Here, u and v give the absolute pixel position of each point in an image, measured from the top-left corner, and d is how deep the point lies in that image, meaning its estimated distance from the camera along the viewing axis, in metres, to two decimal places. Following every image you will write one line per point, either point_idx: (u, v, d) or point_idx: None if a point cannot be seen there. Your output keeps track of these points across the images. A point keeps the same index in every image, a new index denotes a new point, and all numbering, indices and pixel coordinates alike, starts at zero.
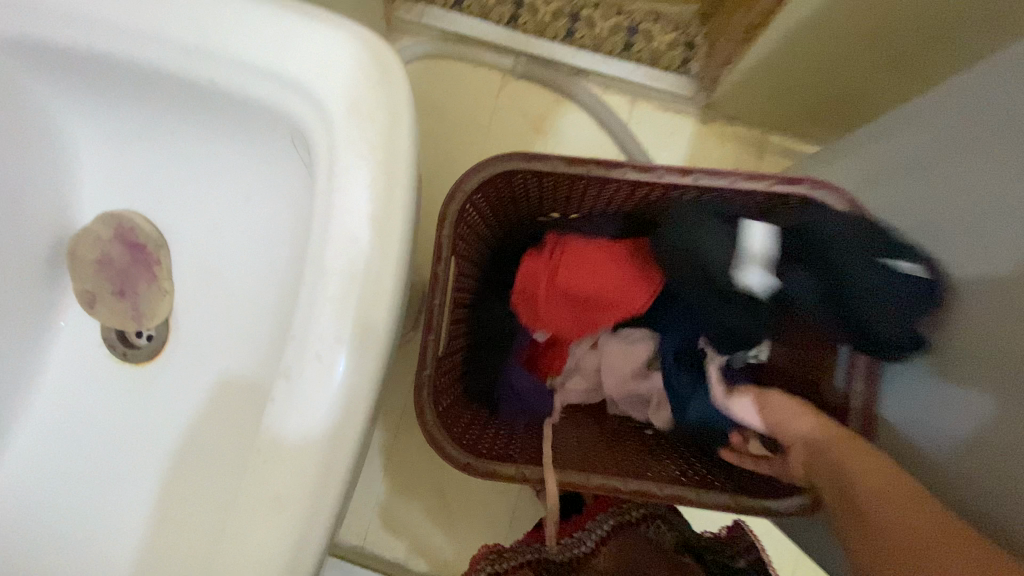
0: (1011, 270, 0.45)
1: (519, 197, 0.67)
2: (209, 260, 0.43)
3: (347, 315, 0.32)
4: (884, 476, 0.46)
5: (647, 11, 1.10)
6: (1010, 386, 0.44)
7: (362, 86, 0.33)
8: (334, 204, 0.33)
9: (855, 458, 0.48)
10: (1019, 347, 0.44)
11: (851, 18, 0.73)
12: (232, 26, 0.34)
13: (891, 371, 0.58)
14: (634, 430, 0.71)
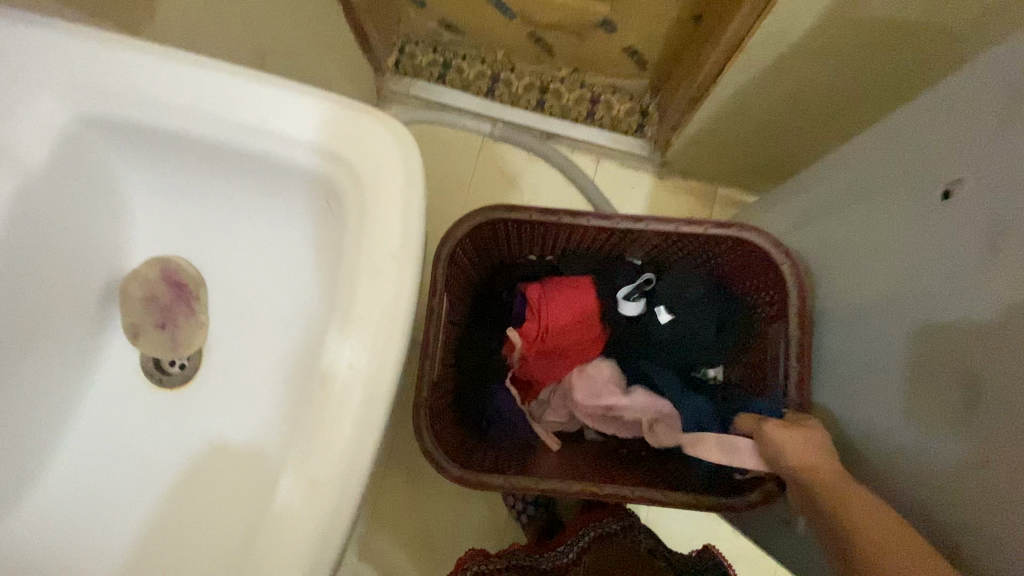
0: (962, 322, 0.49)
1: (501, 242, 0.77)
2: (244, 297, 0.51)
3: (372, 335, 0.41)
4: (885, 532, 0.49)
5: (606, 84, 1.27)
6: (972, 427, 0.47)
7: (383, 148, 0.42)
8: (363, 244, 0.42)
9: (856, 509, 0.51)
10: (982, 399, 0.47)
11: (770, 94, 0.89)
12: (280, 108, 0.43)
13: (863, 408, 0.62)
14: (610, 449, 0.79)
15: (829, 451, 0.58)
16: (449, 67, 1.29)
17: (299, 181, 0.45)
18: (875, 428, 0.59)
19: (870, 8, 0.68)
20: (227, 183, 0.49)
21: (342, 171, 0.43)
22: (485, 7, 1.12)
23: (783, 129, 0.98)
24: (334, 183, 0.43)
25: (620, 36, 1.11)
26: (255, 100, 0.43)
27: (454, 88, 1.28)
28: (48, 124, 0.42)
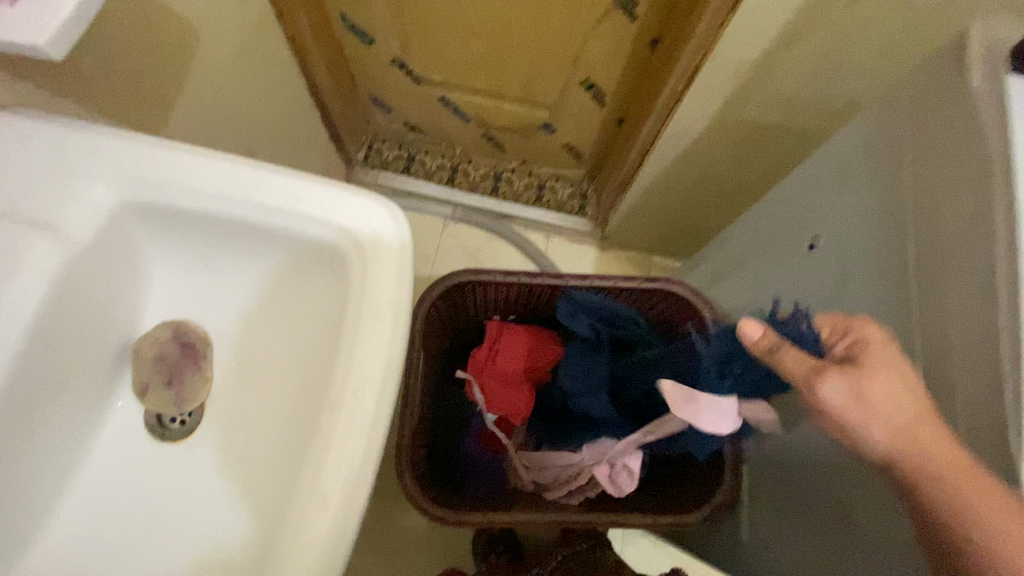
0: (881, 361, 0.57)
1: (469, 303, 0.88)
2: (251, 352, 0.58)
3: (373, 367, 0.49)
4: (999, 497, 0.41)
5: (551, 173, 1.47)
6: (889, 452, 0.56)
7: (379, 221, 0.53)
8: (363, 294, 0.51)
9: (955, 471, 0.43)
10: None
11: (682, 177, 1.09)
12: (293, 191, 0.53)
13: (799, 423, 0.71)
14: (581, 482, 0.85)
15: (906, 391, 0.46)
16: (412, 160, 1.46)
17: (307, 249, 0.55)
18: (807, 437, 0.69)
19: (743, 113, 0.90)
20: (242, 257, 0.58)
21: (345, 237, 0.53)
22: (444, 112, 1.32)
23: (699, 205, 1.17)
24: (338, 248, 0.53)
25: (559, 134, 1.32)
26: (273, 186, 0.53)
27: (418, 177, 1.45)
28: (98, 208, 0.51)
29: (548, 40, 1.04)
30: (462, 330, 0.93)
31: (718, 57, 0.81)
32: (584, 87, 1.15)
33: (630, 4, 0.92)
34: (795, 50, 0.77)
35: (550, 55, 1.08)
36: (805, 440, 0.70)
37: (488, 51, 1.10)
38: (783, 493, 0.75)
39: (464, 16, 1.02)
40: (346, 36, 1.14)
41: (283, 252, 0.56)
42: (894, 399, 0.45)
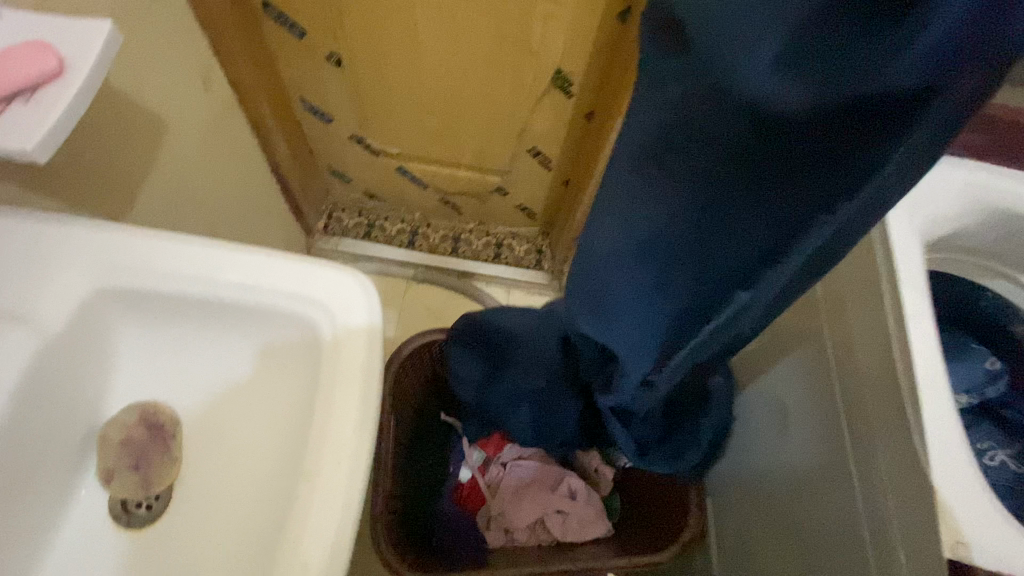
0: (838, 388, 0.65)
1: (436, 363, 0.91)
2: (225, 426, 0.59)
3: (349, 429, 0.51)
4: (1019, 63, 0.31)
5: (507, 232, 1.55)
6: (840, 470, 0.63)
7: (350, 291, 0.56)
8: (337, 361, 0.53)
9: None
10: (864, 451, 0.60)
11: None
12: (264, 267, 0.56)
13: (764, 458, 0.78)
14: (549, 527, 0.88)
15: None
16: (373, 227, 1.51)
17: (278, 322, 0.56)
18: (772, 466, 0.76)
19: None
20: (213, 334, 0.59)
21: (316, 307, 0.55)
22: (401, 180, 1.39)
23: None
24: (311, 319, 0.55)
25: (512, 196, 1.41)
26: (244, 263, 0.56)
27: (379, 242, 1.49)
28: (71, 297, 0.52)
29: (495, 114, 1.14)
30: (434, 391, 0.95)
31: None
32: (532, 154, 1.26)
33: (566, 84, 1.04)
34: None
35: (500, 127, 1.18)
36: (767, 471, 0.77)
37: (440, 125, 1.20)
38: (750, 524, 0.81)
39: (417, 96, 1.12)
40: (305, 116, 1.22)
41: (253, 328, 0.58)
42: None
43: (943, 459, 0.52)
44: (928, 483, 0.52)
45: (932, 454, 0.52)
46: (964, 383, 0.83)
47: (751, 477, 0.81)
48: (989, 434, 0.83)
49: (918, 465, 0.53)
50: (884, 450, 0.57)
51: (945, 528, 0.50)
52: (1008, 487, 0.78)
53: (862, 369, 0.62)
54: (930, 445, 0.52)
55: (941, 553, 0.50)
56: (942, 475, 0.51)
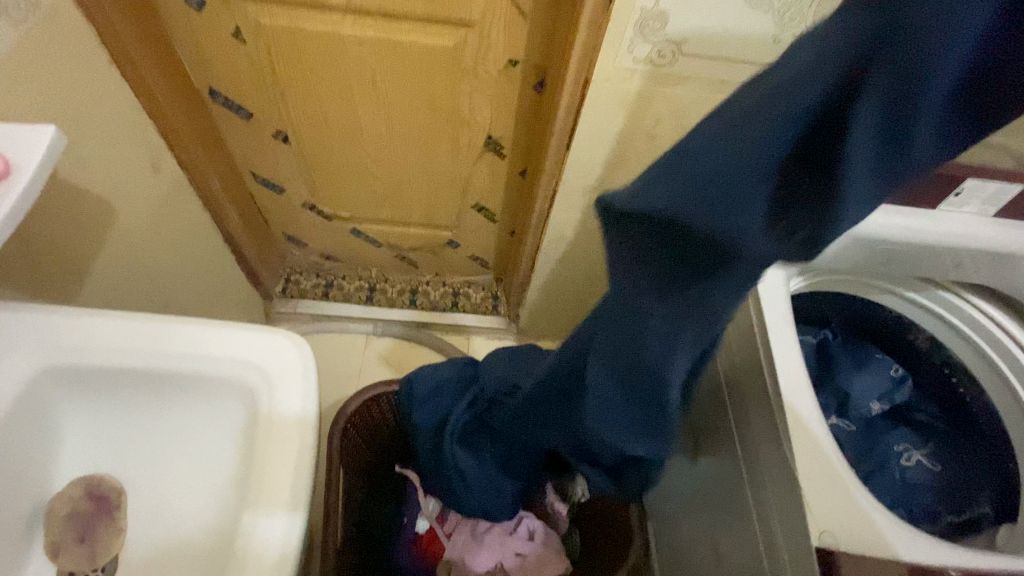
0: (735, 407, 0.71)
1: (386, 414, 0.94)
2: (170, 492, 0.61)
3: (285, 483, 0.55)
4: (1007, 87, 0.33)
5: (463, 282, 1.62)
6: (739, 484, 0.69)
7: (286, 354, 0.60)
8: (273, 419, 0.58)
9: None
10: (754, 462, 0.66)
11: (571, 268, 1.27)
12: (205, 338, 0.60)
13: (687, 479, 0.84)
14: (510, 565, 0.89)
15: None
16: (331, 286, 1.56)
17: (221, 390, 0.61)
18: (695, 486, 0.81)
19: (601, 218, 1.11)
20: (158, 406, 0.62)
21: (257, 373, 0.60)
22: (355, 241, 1.46)
23: (591, 290, 1.34)
24: (252, 384, 0.59)
25: (464, 248, 1.49)
26: (186, 336, 0.60)
27: (337, 301, 1.53)
28: (18, 380, 0.56)
29: (437, 176, 1.24)
30: (386, 442, 0.98)
31: (567, 181, 1.02)
32: (476, 210, 1.35)
33: (497, 146, 1.15)
34: (622, 173, 0.99)
35: (443, 187, 1.27)
36: (693, 491, 0.82)
37: (387, 189, 1.28)
38: (681, 543, 0.85)
39: (363, 165, 1.21)
40: (258, 188, 1.29)
41: (195, 396, 0.62)
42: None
43: (807, 460, 0.59)
44: (794, 484, 0.58)
45: (797, 456, 0.59)
46: (875, 392, 0.90)
47: (685, 498, 0.85)
48: (904, 436, 0.89)
49: (786, 468, 0.60)
50: (762, 457, 0.64)
51: (812, 522, 0.56)
52: (925, 485, 0.84)
53: (750, 387, 0.68)
54: (795, 448, 0.59)
55: (808, 544, 0.56)
56: (805, 474, 0.58)
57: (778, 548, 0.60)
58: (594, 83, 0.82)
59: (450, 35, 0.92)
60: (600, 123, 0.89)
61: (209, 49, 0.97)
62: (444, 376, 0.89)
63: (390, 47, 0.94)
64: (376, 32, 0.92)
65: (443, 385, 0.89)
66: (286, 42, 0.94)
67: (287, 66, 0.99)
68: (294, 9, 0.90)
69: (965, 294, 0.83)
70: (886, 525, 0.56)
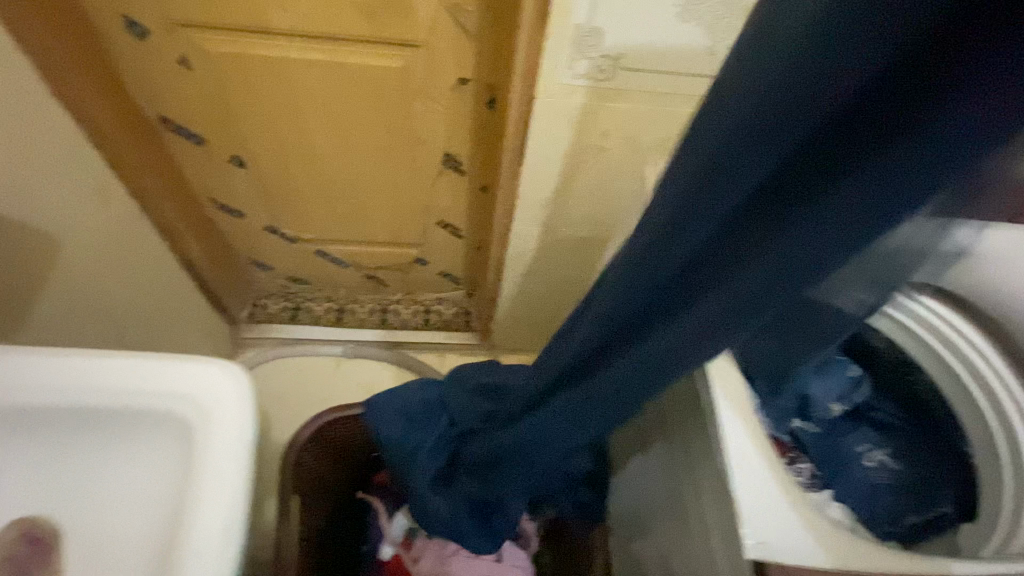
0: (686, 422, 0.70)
1: (347, 439, 0.92)
2: (106, 531, 0.59)
3: (220, 520, 0.54)
4: None
5: (434, 299, 1.61)
6: (689, 497, 0.68)
7: (225, 386, 0.59)
8: (207, 453, 0.56)
9: None
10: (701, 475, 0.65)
11: (538, 282, 1.27)
12: (141, 370, 0.59)
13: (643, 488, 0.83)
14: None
15: None
16: (299, 308, 1.54)
17: (158, 424, 0.59)
18: (647, 501, 0.81)
19: (562, 232, 1.11)
20: (95, 442, 0.61)
21: (193, 406, 0.58)
22: (322, 262, 1.46)
23: (560, 302, 1.34)
24: (189, 418, 0.58)
25: (432, 265, 1.48)
26: (122, 370, 0.59)
27: (305, 324, 1.51)
28: None
29: (398, 195, 1.23)
30: (349, 467, 0.96)
31: (524, 197, 1.02)
32: (440, 227, 1.34)
33: (456, 164, 1.15)
34: (576, 187, 0.99)
35: (406, 206, 1.27)
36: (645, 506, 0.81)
37: (349, 210, 1.27)
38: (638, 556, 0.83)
39: (322, 186, 1.20)
40: (218, 214, 1.27)
41: (134, 430, 0.60)
42: None
43: (741, 471, 0.60)
44: (731, 495, 0.59)
45: (730, 465, 0.60)
46: (836, 391, 0.88)
47: (640, 516, 0.84)
48: (864, 435, 0.88)
49: (721, 480, 0.61)
50: (704, 468, 0.65)
51: (749, 533, 0.57)
52: (888, 484, 0.83)
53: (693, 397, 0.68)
54: (728, 459, 0.61)
55: (744, 556, 0.56)
56: (740, 485, 0.59)
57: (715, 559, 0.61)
58: (538, 100, 0.82)
59: (398, 57, 0.93)
60: (549, 139, 0.89)
61: (157, 76, 0.97)
62: (413, 398, 0.89)
63: (339, 69, 0.94)
64: (324, 54, 0.92)
65: (411, 408, 0.88)
66: (234, 66, 0.94)
67: (237, 91, 0.99)
68: (240, 34, 0.90)
69: (915, 297, 0.79)
70: (820, 536, 0.57)
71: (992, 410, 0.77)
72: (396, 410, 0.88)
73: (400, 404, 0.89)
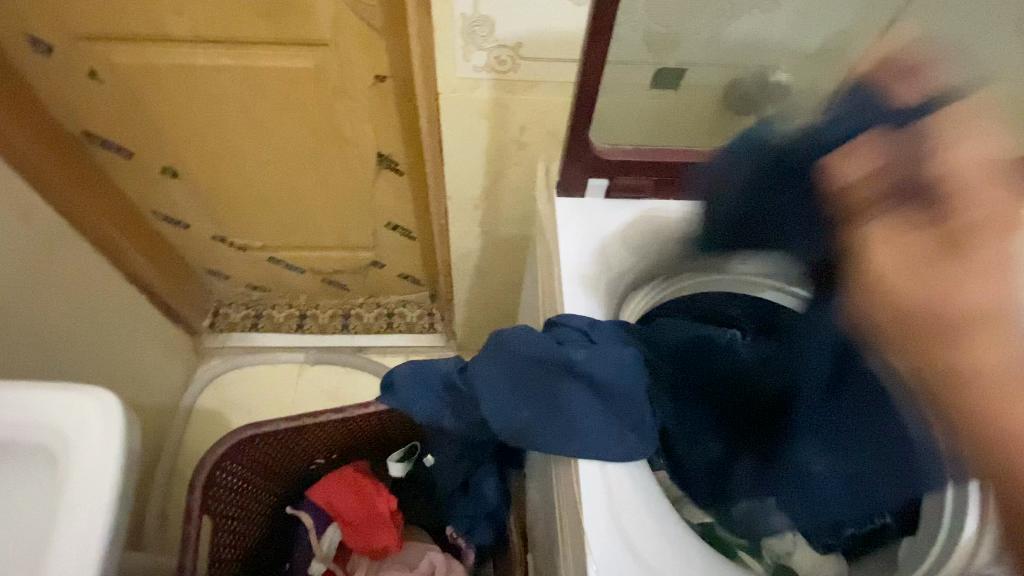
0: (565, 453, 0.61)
1: (276, 457, 0.89)
2: (22, 556, 0.61)
3: (74, 554, 0.52)
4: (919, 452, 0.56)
5: (398, 301, 1.56)
6: (564, 524, 0.60)
7: (92, 415, 0.57)
8: (66, 485, 0.54)
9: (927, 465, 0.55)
10: (567, 497, 0.59)
11: (490, 281, 1.21)
12: (15, 402, 0.58)
13: (541, 507, 0.77)
14: None
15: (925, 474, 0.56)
16: (260, 316, 1.53)
17: (43, 452, 0.59)
18: (546, 524, 0.74)
19: (502, 231, 1.05)
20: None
21: (63, 437, 0.57)
22: (277, 269, 1.44)
23: (517, 301, 1.28)
24: (60, 449, 0.57)
25: (390, 267, 1.45)
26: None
27: (268, 332, 1.50)
28: None
29: (340, 198, 1.21)
30: (285, 483, 0.94)
31: (455, 194, 0.97)
32: (390, 228, 1.30)
33: (392, 163, 1.11)
34: (506, 184, 0.94)
35: (349, 208, 1.24)
36: (544, 531, 0.75)
37: (293, 215, 1.26)
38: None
39: (261, 192, 1.19)
40: (162, 225, 1.28)
41: (21, 455, 0.60)
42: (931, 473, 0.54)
43: (594, 500, 0.54)
44: (581, 526, 0.53)
45: (582, 488, 0.55)
46: None
47: (544, 538, 0.77)
48: None
49: (575, 509, 0.55)
50: (566, 492, 0.59)
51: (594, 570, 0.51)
52: None
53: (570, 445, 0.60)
54: (580, 488, 0.55)
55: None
56: (588, 503, 0.54)
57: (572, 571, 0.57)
58: (443, 95, 0.78)
59: (309, 57, 0.89)
60: (465, 136, 0.84)
61: (73, 93, 0.95)
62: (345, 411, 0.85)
63: (250, 73, 0.91)
64: (233, 60, 0.89)
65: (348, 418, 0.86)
66: (146, 77, 0.92)
67: (154, 103, 0.97)
68: (144, 44, 0.87)
69: None
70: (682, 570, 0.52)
71: None
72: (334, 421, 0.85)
73: (335, 418, 0.85)
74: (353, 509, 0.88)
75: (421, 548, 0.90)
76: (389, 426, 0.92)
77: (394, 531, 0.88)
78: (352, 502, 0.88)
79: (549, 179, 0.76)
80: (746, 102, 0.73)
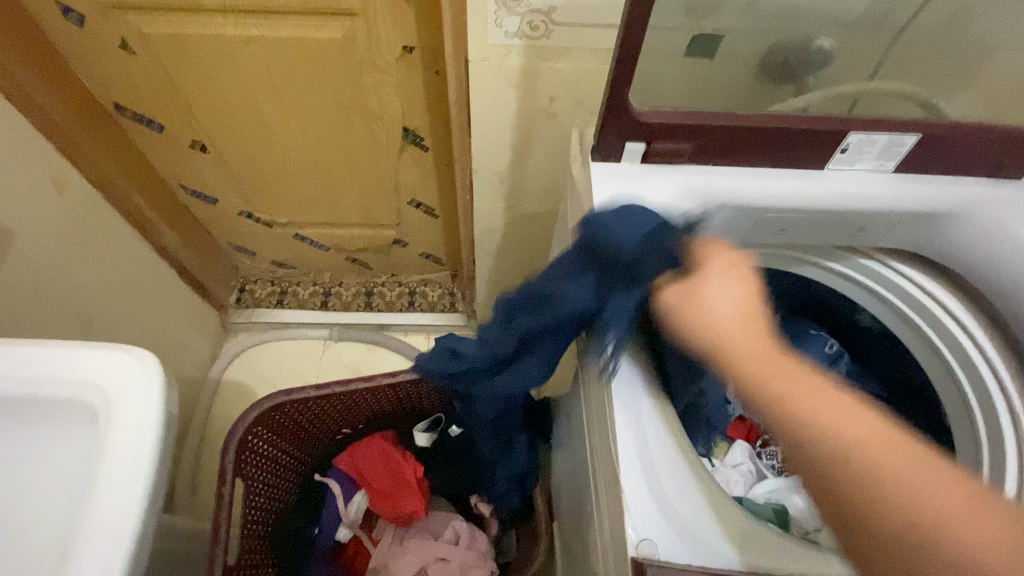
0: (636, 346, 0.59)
1: (305, 425, 0.91)
2: (65, 507, 0.64)
3: (117, 503, 0.53)
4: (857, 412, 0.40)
5: (419, 280, 1.57)
6: (598, 491, 0.61)
7: (133, 374, 0.59)
8: (108, 439, 0.56)
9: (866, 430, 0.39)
10: (603, 464, 0.60)
11: (512, 259, 1.21)
12: (60, 359, 0.60)
13: (567, 477, 0.77)
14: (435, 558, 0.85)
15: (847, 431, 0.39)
16: (285, 292, 1.55)
17: (85, 410, 0.61)
18: (572, 494, 0.75)
19: (526, 207, 1.05)
20: (44, 424, 0.64)
21: (103, 393, 0.59)
22: (302, 246, 1.45)
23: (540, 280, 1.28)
24: (101, 406, 0.58)
25: (412, 246, 1.45)
26: (43, 358, 0.60)
27: (292, 308, 1.52)
28: None
29: (364, 174, 1.21)
30: (314, 450, 0.96)
31: (480, 169, 0.96)
32: (413, 206, 1.30)
33: (417, 138, 1.10)
34: (533, 158, 0.93)
35: (374, 185, 1.24)
36: (569, 503, 0.76)
37: (317, 190, 1.26)
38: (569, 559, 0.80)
39: (286, 166, 1.19)
40: (191, 200, 1.30)
41: (64, 411, 0.62)
42: (856, 423, 0.39)
43: (631, 469, 0.55)
44: (620, 495, 0.54)
45: (620, 455, 0.56)
46: None
47: (568, 508, 0.77)
48: None
49: (614, 474, 0.56)
50: (602, 462, 0.60)
51: (632, 530, 0.53)
52: None
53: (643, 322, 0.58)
54: (619, 449, 0.56)
55: (628, 554, 0.52)
56: (626, 468, 0.55)
57: (605, 531, 0.58)
58: (472, 63, 0.77)
59: (337, 27, 0.89)
60: (493, 108, 0.84)
61: (105, 64, 0.97)
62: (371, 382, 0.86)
63: (278, 43, 0.91)
64: (261, 30, 0.89)
65: (376, 388, 0.87)
66: (176, 49, 0.93)
67: (183, 75, 0.98)
68: (173, 14, 0.88)
69: (892, 265, 0.71)
70: (718, 529, 0.53)
71: (973, 393, 0.66)
72: (361, 390, 0.87)
73: (363, 387, 0.86)
74: (381, 474, 0.90)
75: (450, 514, 0.92)
76: (415, 395, 0.93)
77: (422, 498, 0.89)
78: (380, 468, 0.91)
79: (578, 151, 0.75)
80: (784, 70, 0.71)
